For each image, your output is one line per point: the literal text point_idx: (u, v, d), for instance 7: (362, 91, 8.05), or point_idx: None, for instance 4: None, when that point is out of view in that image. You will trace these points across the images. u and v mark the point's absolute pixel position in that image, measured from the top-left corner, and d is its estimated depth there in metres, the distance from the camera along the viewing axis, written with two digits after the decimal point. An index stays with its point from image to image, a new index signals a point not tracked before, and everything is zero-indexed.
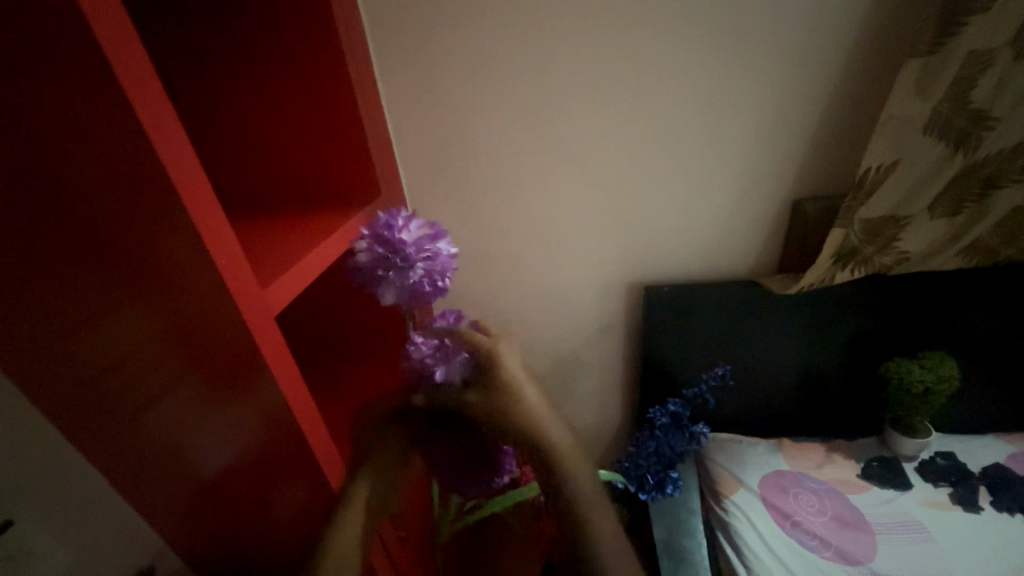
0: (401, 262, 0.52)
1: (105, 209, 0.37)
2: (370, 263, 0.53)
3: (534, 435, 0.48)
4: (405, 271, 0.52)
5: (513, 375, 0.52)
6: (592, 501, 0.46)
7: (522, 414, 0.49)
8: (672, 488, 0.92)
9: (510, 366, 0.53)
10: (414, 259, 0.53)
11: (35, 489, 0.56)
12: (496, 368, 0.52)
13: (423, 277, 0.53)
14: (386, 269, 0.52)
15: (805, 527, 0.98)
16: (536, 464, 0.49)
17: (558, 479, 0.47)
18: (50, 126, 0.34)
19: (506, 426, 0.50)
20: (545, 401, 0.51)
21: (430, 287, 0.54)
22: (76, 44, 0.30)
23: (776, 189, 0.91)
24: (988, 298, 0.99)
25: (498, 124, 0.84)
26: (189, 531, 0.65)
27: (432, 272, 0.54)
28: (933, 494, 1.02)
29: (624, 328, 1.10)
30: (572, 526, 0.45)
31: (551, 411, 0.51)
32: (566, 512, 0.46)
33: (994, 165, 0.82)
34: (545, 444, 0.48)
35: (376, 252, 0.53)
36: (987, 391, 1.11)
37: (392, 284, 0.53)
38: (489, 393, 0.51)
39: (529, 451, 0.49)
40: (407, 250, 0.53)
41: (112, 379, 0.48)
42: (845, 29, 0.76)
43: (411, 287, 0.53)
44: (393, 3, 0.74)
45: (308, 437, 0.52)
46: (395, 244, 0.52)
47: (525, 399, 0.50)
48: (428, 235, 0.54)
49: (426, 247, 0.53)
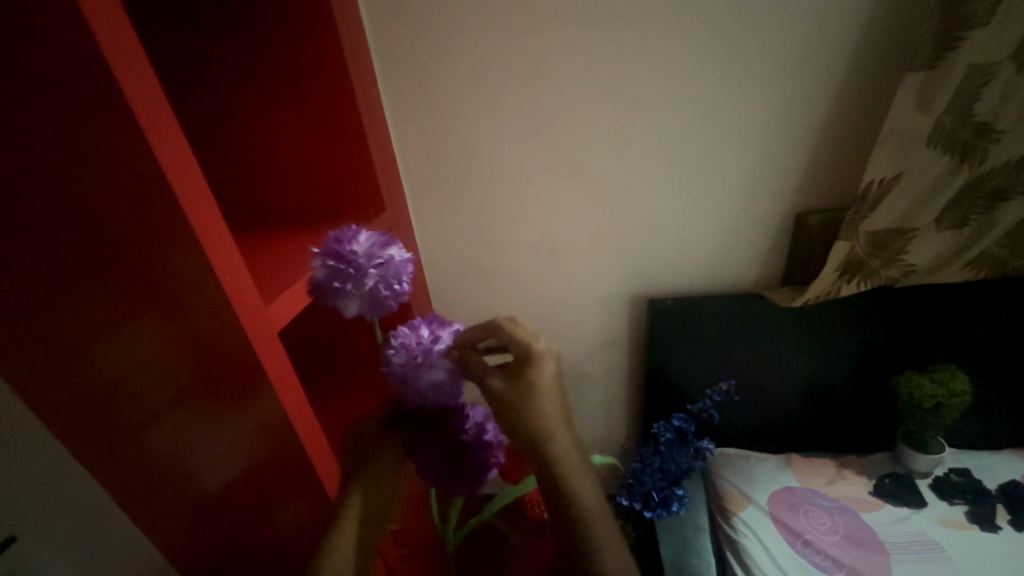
0: (356, 270, 0.49)
1: (113, 228, 0.38)
2: (321, 278, 0.49)
3: (546, 447, 0.48)
4: (360, 279, 0.49)
5: (544, 381, 0.50)
6: (599, 518, 0.46)
7: (540, 422, 0.48)
8: (677, 506, 0.90)
9: (544, 370, 0.51)
10: (367, 267, 0.50)
11: (34, 505, 0.55)
12: (531, 369, 0.50)
13: (380, 285, 0.50)
14: (340, 281, 0.49)
15: (817, 547, 0.95)
16: (539, 477, 0.48)
17: (565, 493, 0.46)
18: (62, 148, 0.34)
19: (523, 424, 0.48)
20: (563, 413, 0.50)
21: (389, 293, 0.51)
22: (88, 67, 0.31)
23: (778, 202, 0.91)
24: (998, 311, 0.98)
25: (502, 140, 0.85)
26: (184, 550, 0.64)
27: (388, 279, 0.51)
28: (948, 512, 1.00)
29: (627, 342, 1.09)
30: (571, 542, 0.45)
31: (565, 424, 0.50)
32: (567, 527, 0.46)
33: (1000, 177, 0.81)
34: (554, 459, 0.47)
35: (327, 263, 0.49)
36: (1000, 406, 1.09)
37: (350, 295, 0.49)
38: (516, 386, 0.50)
39: (538, 457, 0.48)
40: (356, 259, 0.49)
41: (114, 395, 0.47)
42: (843, 45, 0.77)
43: (370, 297, 0.50)
44: (398, 24, 0.76)
45: (310, 454, 0.51)
46: (346, 255, 0.49)
47: (545, 408, 0.49)
48: (379, 242, 0.51)
49: (378, 254, 0.51)
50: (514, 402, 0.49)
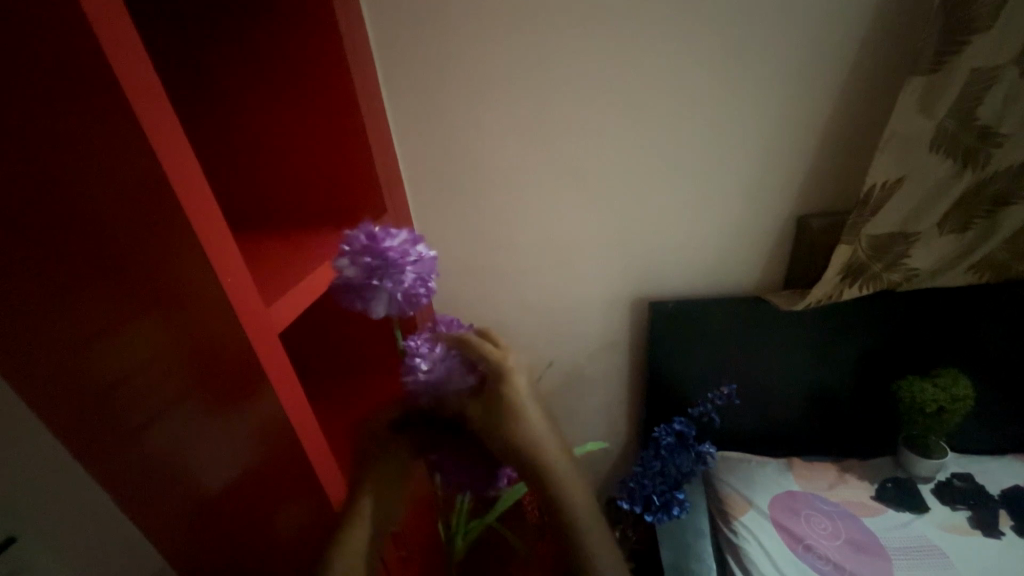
0: (393, 269, 0.49)
1: (114, 230, 0.37)
2: (358, 277, 0.49)
3: (535, 460, 0.47)
4: (398, 278, 0.50)
5: (518, 394, 0.50)
6: (591, 523, 0.46)
7: (523, 435, 0.48)
8: (678, 510, 0.89)
9: (516, 383, 0.51)
10: (403, 265, 0.50)
11: (32, 507, 0.55)
12: (502, 385, 0.50)
13: (416, 283, 0.51)
14: (379, 280, 0.49)
15: (819, 551, 0.95)
16: (533, 488, 0.47)
17: (559, 504, 0.46)
18: (64, 149, 0.34)
19: (503, 443, 0.48)
20: (546, 423, 0.50)
21: (423, 291, 0.52)
22: (90, 67, 0.31)
23: (780, 204, 0.91)
24: (1001, 316, 0.97)
25: (503, 142, 0.85)
26: (182, 553, 0.63)
27: (422, 277, 0.51)
28: (951, 517, 0.99)
29: (628, 345, 1.09)
30: (569, 551, 0.45)
31: (551, 434, 0.49)
32: (564, 537, 0.45)
33: (1002, 182, 0.81)
34: (546, 470, 0.47)
35: (363, 262, 0.49)
36: (1003, 411, 1.09)
37: (386, 294, 0.50)
38: (491, 407, 0.50)
39: (521, 472, 0.48)
40: (392, 256, 0.49)
41: (114, 395, 0.47)
42: (845, 48, 0.76)
43: (405, 295, 0.51)
44: (401, 26, 0.76)
45: (310, 456, 0.51)
46: (381, 252, 0.49)
47: (524, 421, 0.48)
48: (410, 240, 0.51)
49: (411, 252, 0.51)
50: (491, 421, 0.49)
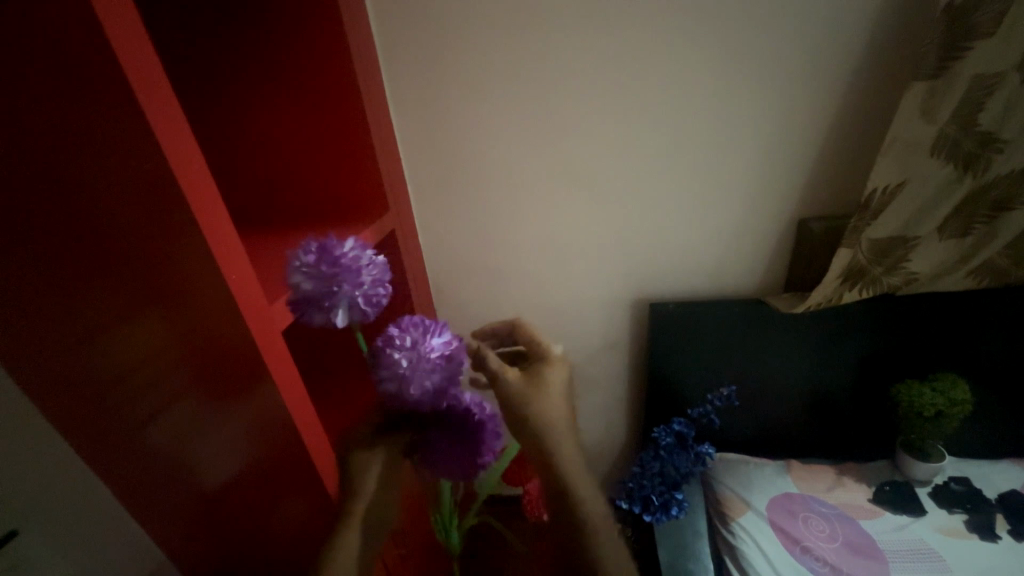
0: (351, 275, 0.46)
1: (121, 226, 0.38)
2: (316, 290, 0.45)
3: (549, 445, 0.49)
4: (357, 282, 0.47)
5: (552, 381, 0.53)
6: (599, 519, 0.47)
7: (545, 413, 0.50)
8: (676, 510, 0.90)
9: (554, 371, 0.54)
10: (359, 269, 0.47)
11: (35, 499, 0.55)
12: (541, 368, 0.54)
13: (374, 286, 0.48)
14: (340, 288, 0.46)
15: (816, 554, 0.95)
16: (541, 473, 0.49)
17: (568, 495, 0.47)
18: (73, 146, 0.35)
19: (529, 417, 0.50)
20: (567, 415, 0.51)
21: (382, 293, 0.49)
22: (99, 64, 0.31)
23: (781, 207, 0.91)
24: (1000, 321, 0.97)
25: (506, 143, 0.85)
26: (183, 547, 0.63)
27: (379, 278, 0.49)
28: (948, 520, 1.00)
29: (628, 345, 1.09)
30: (572, 542, 0.46)
31: (570, 429, 0.51)
32: (568, 526, 0.46)
33: (1002, 188, 0.81)
34: (556, 456, 0.48)
35: (318, 273, 0.45)
36: (1000, 416, 1.09)
37: (348, 299, 0.46)
38: (529, 379, 0.53)
39: (538, 452, 0.49)
40: (346, 262, 0.46)
41: (119, 387, 0.47)
42: (849, 51, 0.77)
43: (365, 298, 0.48)
44: (405, 27, 0.76)
45: (311, 453, 0.51)
46: (334, 258, 0.46)
47: (550, 403, 0.51)
48: (358, 245, 0.48)
49: (362, 256, 0.48)
50: (524, 395, 0.51)
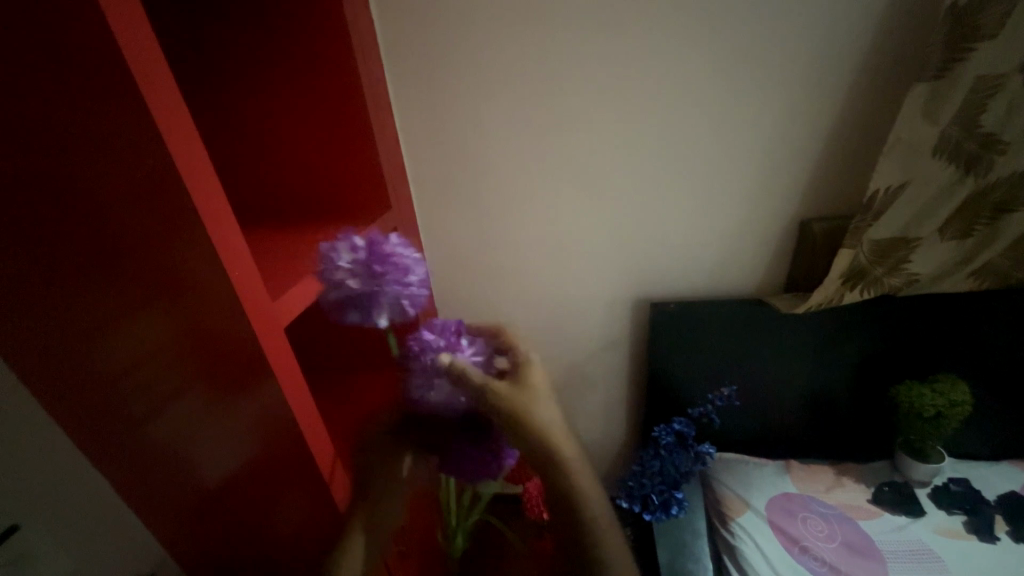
0: (399, 273, 0.51)
1: (125, 224, 0.38)
2: (364, 287, 0.49)
3: (554, 452, 0.48)
4: (401, 282, 0.51)
5: (539, 385, 0.53)
6: (601, 517, 0.48)
7: (542, 420, 0.49)
8: (676, 509, 0.90)
9: (537, 376, 0.54)
10: (404, 268, 0.51)
11: (37, 494, 0.55)
12: (526, 375, 0.54)
13: (418, 286, 0.52)
14: (387, 286, 0.50)
15: (814, 553, 0.96)
16: (546, 480, 0.49)
17: (575, 499, 0.47)
18: (79, 143, 0.35)
19: (529, 425, 0.49)
20: (560, 416, 0.52)
21: (423, 293, 0.53)
22: (107, 63, 0.31)
23: (785, 208, 0.91)
24: (1000, 324, 0.98)
25: (509, 144, 0.85)
26: (184, 542, 0.63)
27: (422, 279, 0.53)
28: (946, 521, 1.00)
29: (629, 345, 1.09)
30: (581, 543, 0.47)
31: (569, 436, 0.51)
32: (576, 527, 0.47)
33: (1004, 190, 0.81)
34: (563, 461, 0.48)
35: (367, 272, 0.50)
36: (1000, 418, 1.09)
37: (393, 298, 0.50)
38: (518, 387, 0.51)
39: (542, 460, 0.48)
40: (394, 261, 0.50)
41: (121, 383, 0.47)
42: (852, 53, 0.77)
43: (408, 298, 0.51)
44: (409, 25, 0.76)
45: (313, 450, 0.51)
46: (382, 257, 0.50)
47: (545, 408, 0.51)
48: (403, 243, 0.53)
49: (408, 255, 0.52)
50: (521, 401, 0.50)
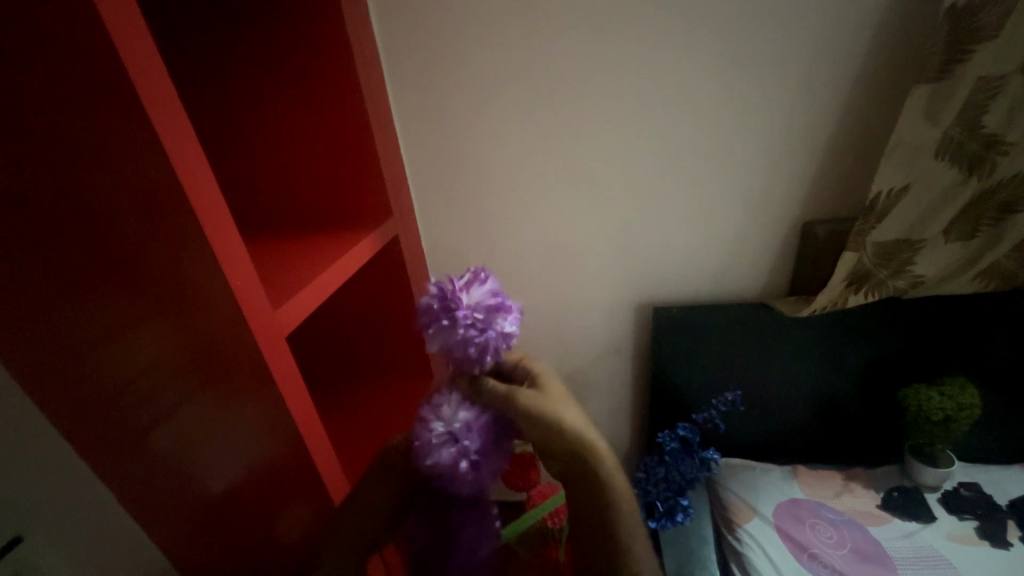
0: (456, 324, 0.48)
1: (126, 233, 0.38)
2: (423, 313, 0.50)
3: (585, 454, 0.50)
4: (449, 331, 0.48)
5: (560, 389, 0.54)
6: (630, 513, 0.50)
7: (573, 424, 0.51)
8: (682, 517, 0.89)
9: (555, 379, 0.55)
10: (462, 325, 0.48)
11: (37, 503, 0.55)
12: (543, 379, 0.55)
13: (464, 344, 0.49)
14: (439, 324, 0.49)
15: (823, 561, 0.94)
16: (578, 481, 0.50)
17: (604, 499, 0.49)
18: (79, 154, 0.35)
19: (561, 429, 0.50)
20: (585, 417, 0.53)
21: (467, 352, 0.49)
22: (108, 74, 0.31)
23: (788, 210, 0.91)
24: (1008, 327, 0.97)
25: (511, 149, 0.85)
26: (189, 555, 0.63)
27: (473, 343, 0.49)
28: (958, 527, 0.98)
29: (632, 350, 1.08)
30: (603, 546, 0.49)
31: (590, 425, 0.53)
32: (603, 529, 0.49)
33: (1009, 190, 0.81)
34: (596, 463, 0.50)
35: (435, 308, 0.49)
36: (1010, 421, 1.08)
37: (434, 338, 0.49)
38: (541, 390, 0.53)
39: (573, 461, 0.50)
40: (460, 314, 0.48)
41: (123, 392, 0.47)
42: (853, 54, 0.77)
43: (447, 346, 0.49)
44: (408, 33, 0.77)
45: (312, 456, 0.50)
46: (452, 302, 0.49)
47: (571, 410, 0.52)
48: (490, 308, 0.50)
49: (479, 316, 0.49)
50: (549, 406, 0.51)
